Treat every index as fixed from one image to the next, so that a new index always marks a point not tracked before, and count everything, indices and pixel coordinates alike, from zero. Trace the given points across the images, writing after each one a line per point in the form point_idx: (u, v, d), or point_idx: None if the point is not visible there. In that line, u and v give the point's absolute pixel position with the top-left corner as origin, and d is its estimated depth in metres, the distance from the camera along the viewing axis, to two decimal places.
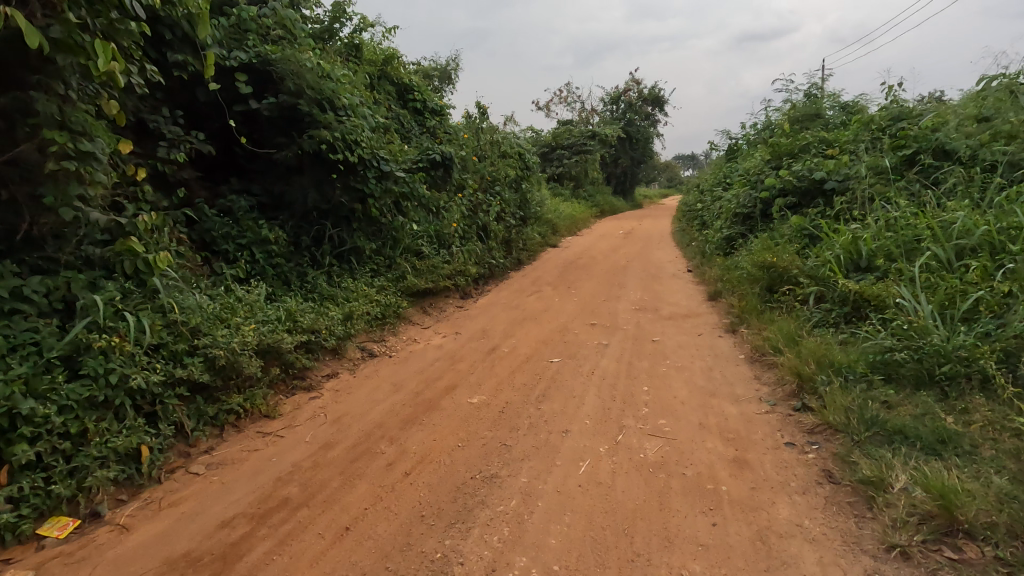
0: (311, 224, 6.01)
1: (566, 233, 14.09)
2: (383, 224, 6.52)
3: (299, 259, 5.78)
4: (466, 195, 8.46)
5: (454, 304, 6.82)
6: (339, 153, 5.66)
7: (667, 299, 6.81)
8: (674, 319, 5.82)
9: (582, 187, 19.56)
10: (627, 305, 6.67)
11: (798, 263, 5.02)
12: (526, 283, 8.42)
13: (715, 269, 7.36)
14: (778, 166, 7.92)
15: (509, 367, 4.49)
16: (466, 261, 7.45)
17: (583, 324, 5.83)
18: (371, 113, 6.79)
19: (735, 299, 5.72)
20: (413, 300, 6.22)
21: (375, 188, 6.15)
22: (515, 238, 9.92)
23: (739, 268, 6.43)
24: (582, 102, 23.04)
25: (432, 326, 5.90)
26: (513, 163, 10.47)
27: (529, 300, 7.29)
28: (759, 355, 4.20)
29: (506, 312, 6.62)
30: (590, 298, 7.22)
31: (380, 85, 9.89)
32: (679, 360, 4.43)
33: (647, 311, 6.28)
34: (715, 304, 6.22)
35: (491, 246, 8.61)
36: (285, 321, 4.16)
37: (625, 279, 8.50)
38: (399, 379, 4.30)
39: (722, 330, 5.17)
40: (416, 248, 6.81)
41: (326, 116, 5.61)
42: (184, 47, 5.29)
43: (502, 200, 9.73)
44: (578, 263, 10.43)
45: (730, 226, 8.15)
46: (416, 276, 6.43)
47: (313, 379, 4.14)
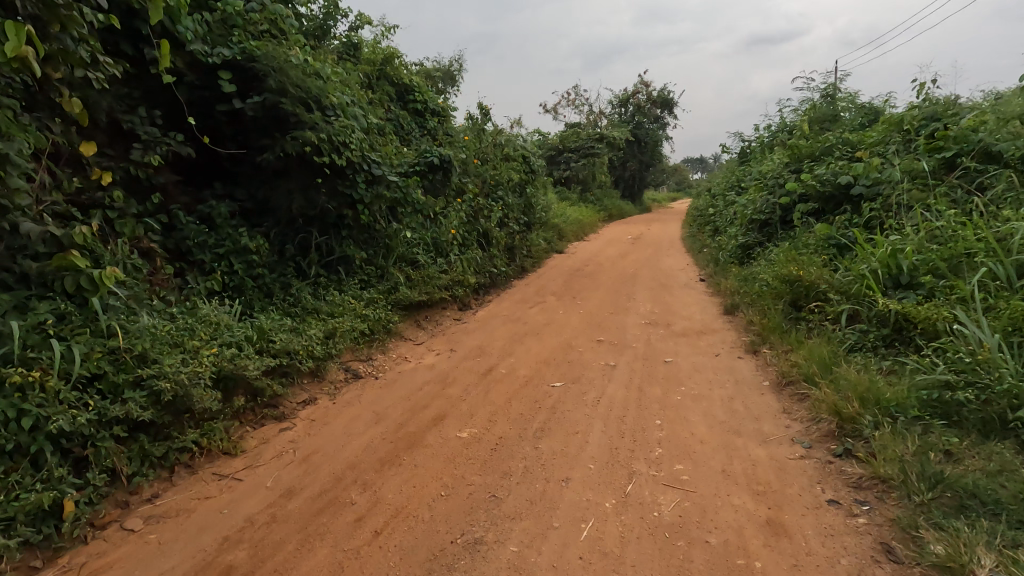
0: (297, 233, 5.61)
1: (572, 238, 13.65)
2: (375, 231, 6.12)
3: (283, 270, 5.38)
4: (467, 200, 8.05)
5: (451, 317, 6.40)
6: (326, 156, 5.26)
7: (680, 313, 6.35)
8: (687, 336, 5.36)
9: (590, 190, 19.13)
10: (637, 318, 6.21)
11: (826, 277, 4.55)
12: (529, 293, 7.98)
13: (732, 280, 6.89)
14: (798, 169, 7.44)
15: (506, 393, 4.05)
16: (465, 270, 7.04)
17: (590, 341, 5.37)
18: (365, 114, 6.40)
19: (755, 314, 5.25)
20: (406, 313, 5.80)
21: (366, 194, 5.75)
22: (519, 245, 9.49)
23: (758, 280, 5.96)
24: (590, 105, 22.63)
25: (426, 342, 5.48)
26: (517, 166, 10.06)
27: (532, 312, 6.86)
28: (786, 383, 3.73)
29: (507, 326, 6.19)
30: (596, 310, 6.77)
31: (379, 85, 9.51)
32: (696, 386, 3.97)
33: (658, 326, 5.81)
34: (733, 319, 5.75)
35: (493, 254, 8.19)
36: (256, 342, 3.76)
37: (635, 289, 8.05)
38: (382, 406, 3.87)
39: (741, 350, 4.70)
40: (411, 257, 6.40)
41: (313, 116, 5.22)
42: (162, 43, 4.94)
43: (505, 205, 9.31)
44: (585, 271, 9.98)
45: (746, 233, 7.67)
46: (410, 288, 6.02)
47: (287, 407, 3.72)
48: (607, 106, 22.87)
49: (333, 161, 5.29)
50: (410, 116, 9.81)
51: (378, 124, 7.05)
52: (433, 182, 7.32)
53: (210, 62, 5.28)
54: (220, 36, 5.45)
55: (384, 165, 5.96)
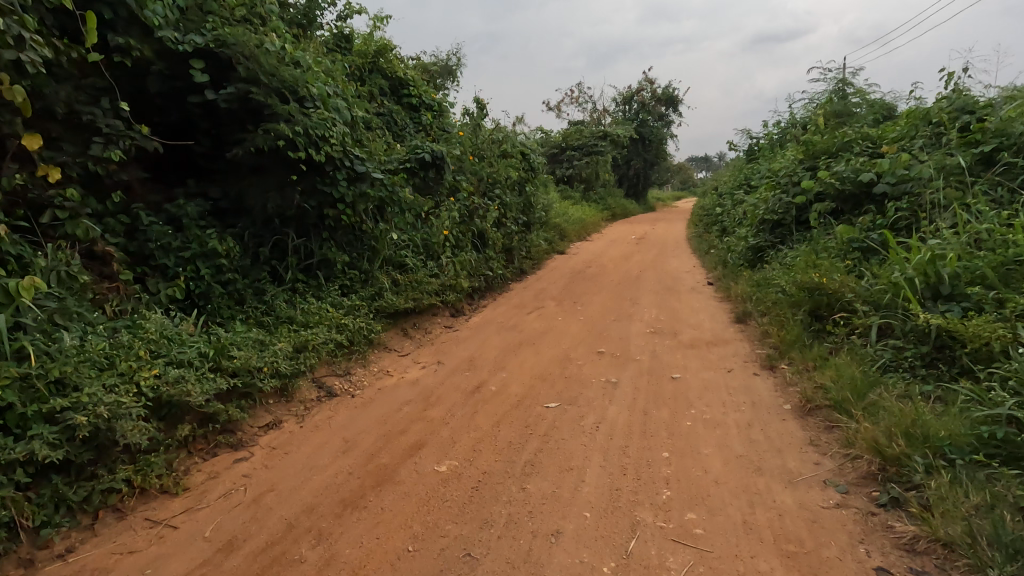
0: (274, 235, 5.19)
1: (574, 238, 13.20)
2: (360, 231, 5.71)
3: (258, 276, 4.96)
4: (461, 199, 7.60)
5: (442, 325, 5.96)
6: (301, 150, 4.83)
7: (688, 321, 5.89)
8: (697, 348, 4.90)
9: (593, 189, 18.67)
10: (642, 327, 5.75)
11: (852, 285, 4.10)
12: (527, 297, 7.55)
13: (743, 285, 6.43)
14: (813, 166, 6.97)
15: (495, 417, 3.60)
16: (457, 273, 6.60)
17: (591, 353, 4.93)
18: (350, 107, 5.96)
19: (772, 324, 4.79)
20: (391, 322, 5.38)
21: (349, 192, 5.31)
22: (518, 246, 9.05)
23: (774, 286, 5.49)
24: (593, 102, 22.16)
25: (411, 354, 5.05)
26: (516, 163, 9.61)
27: (529, 319, 6.42)
28: (811, 408, 3.29)
29: (501, 335, 5.76)
30: (598, 317, 6.32)
31: (371, 79, 9.07)
32: (709, 409, 3.52)
33: (665, 336, 5.36)
34: (746, 329, 5.29)
35: (489, 256, 7.75)
36: (212, 359, 3.34)
37: (639, 293, 7.60)
38: (354, 432, 3.44)
39: (756, 366, 4.24)
40: (399, 260, 5.97)
41: (288, 108, 4.79)
42: (129, 29, 4.55)
43: (503, 204, 8.86)
44: (587, 273, 9.53)
45: (757, 234, 7.20)
46: (396, 293, 5.59)
47: (246, 433, 3.31)
48: (610, 103, 22.38)
49: (311, 156, 4.86)
50: (404, 111, 9.38)
51: (364, 118, 6.61)
52: (422, 181, 7.03)
53: (181, 49, 4.84)
54: (192, 22, 5.00)
55: (369, 161, 5.53)
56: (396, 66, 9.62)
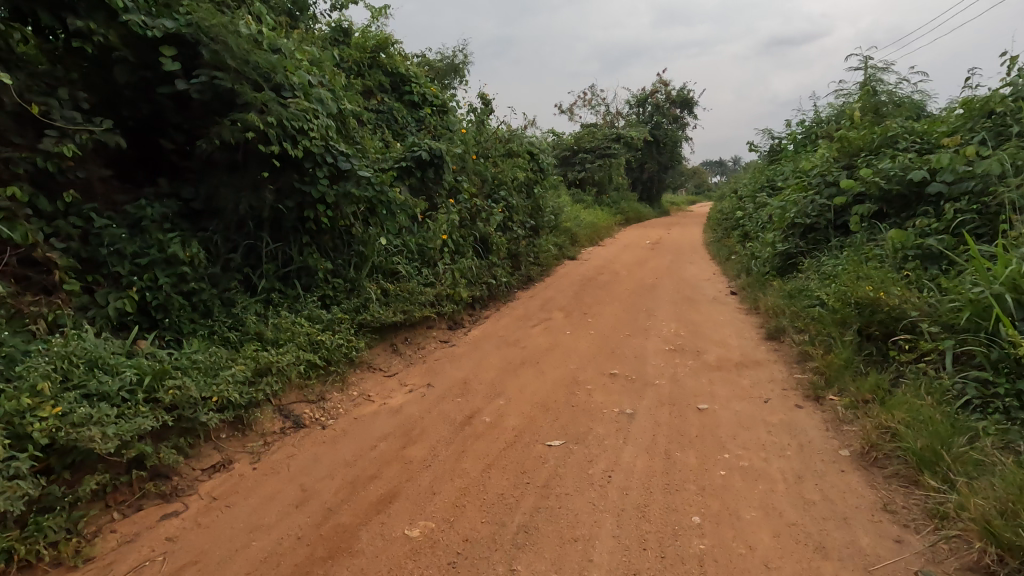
0: (247, 239, 4.64)
1: (586, 244, 12.59)
2: (346, 234, 5.17)
3: (227, 285, 4.42)
4: (462, 202, 7.04)
5: (436, 340, 5.38)
6: (273, 144, 4.29)
7: (712, 337, 5.24)
8: (725, 371, 4.26)
9: (606, 192, 18.04)
10: (661, 344, 5.11)
11: (914, 301, 3.47)
12: (533, 308, 6.95)
13: (773, 296, 5.78)
14: (850, 164, 6.31)
15: (486, 459, 3.01)
16: (455, 281, 6.03)
17: (603, 377, 4.30)
18: (338, 100, 5.43)
19: (815, 345, 4.13)
20: (378, 337, 4.81)
21: (334, 192, 4.77)
22: (524, 252, 8.46)
23: (811, 300, 4.84)
24: (606, 104, 21.58)
25: (398, 375, 4.48)
26: (524, 164, 9.03)
27: (534, 333, 5.82)
28: (877, 457, 2.67)
29: (502, 352, 5.17)
30: (611, 332, 5.69)
31: (370, 75, 8.56)
32: (747, 455, 2.88)
33: (689, 356, 4.71)
34: (779, 349, 4.64)
35: (493, 263, 7.17)
36: (147, 390, 2.80)
37: (656, 304, 6.97)
38: (314, 477, 2.86)
39: (797, 396, 3.60)
40: (391, 267, 5.42)
41: (259, 95, 4.25)
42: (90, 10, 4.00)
43: (509, 207, 8.28)
44: (598, 281, 8.90)
45: (786, 240, 6.52)
46: (384, 304, 5.02)
47: (184, 478, 2.77)
48: (624, 105, 21.74)
49: (288, 152, 4.32)
50: (405, 108, 8.84)
51: (356, 112, 6.08)
52: (420, 182, 6.49)
53: (150, 36, 4.15)
54: (166, 6, 4.32)
55: (356, 158, 5.00)
56: (397, 61, 9.12)
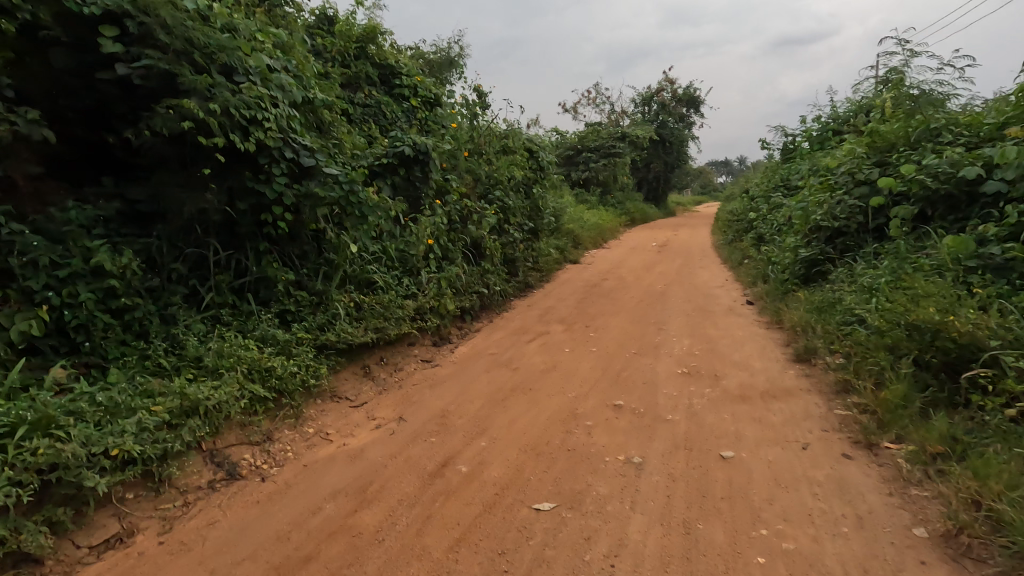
0: (194, 246, 4.01)
1: (590, 246, 11.95)
2: (312, 239, 4.59)
3: (168, 300, 3.79)
4: (451, 203, 6.38)
5: (416, 360, 4.75)
6: (218, 135, 3.66)
7: (731, 357, 4.58)
8: (751, 404, 3.60)
9: (611, 193, 17.39)
10: (673, 366, 4.45)
11: (994, 328, 2.84)
12: (529, 321, 6.32)
13: (798, 309, 5.13)
14: (883, 161, 5.65)
15: (455, 532, 2.38)
16: (441, 292, 5.41)
17: (608, 410, 3.65)
18: (305, 89, 4.79)
19: (859, 374, 3.46)
20: (346, 359, 4.18)
21: (296, 191, 4.14)
22: (521, 257, 7.82)
23: (848, 317, 4.17)
24: (611, 102, 20.93)
25: (367, 406, 3.85)
26: (522, 162, 8.37)
27: (529, 350, 5.18)
28: (971, 545, 2.03)
29: (491, 374, 4.53)
30: (616, 350, 5.04)
31: (356, 67, 7.94)
32: (791, 532, 2.23)
33: (708, 383, 4.05)
34: (812, 376, 3.97)
35: (485, 270, 6.55)
36: (15, 446, 2.22)
37: (665, 315, 6.30)
38: (232, 559, 2.26)
39: (844, 441, 2.94)
40: (366, 277, 4.81)
41: (199, 78, 3.60)
42: None
43: (504, 209, 7.64)
44: (602, 287, 8.26)
45: (810, 245, 5.85)
46: (356, 320, 4.39)
47: (62, 561, 2.19)
48: (629, 103, 21.05)
49: (236, 145, 3.70)
50: (395, 102, 8.21)
51: (329, 103, 5.45)
52: (402, 181, 5.89)
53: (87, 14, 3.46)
54: None
55: (324, 153, 4.38)
56: (386, 52, 8.50)
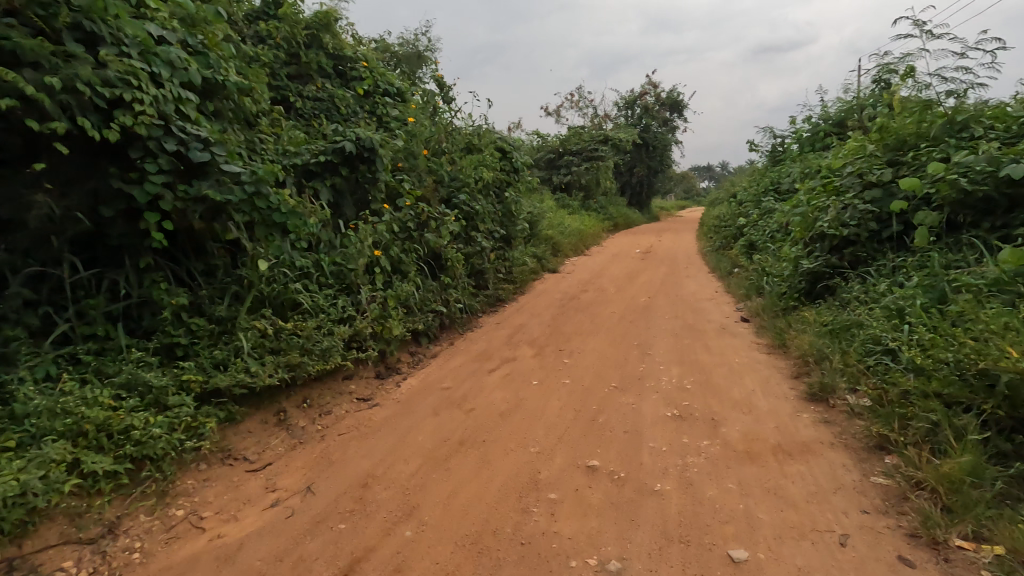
0: (49, 264, 3.09)
1: (570, 253, 11.19)
2: (215, 253, 3.71)
3: (8, 336, 2.88)
4: (406, 207, 5.53)
5: (350, 398, 3.93)
6: (59, 120, 2.77)
7: (729, 394, 3.80)
8: (763, 466, 2.81)
9: (593, 197, 16.69)
10: (661, 408, 3.65)
11: None
12: (496, 343, 5.51)
13: (804, 332, 4.39)
14: (896, 159, 4.95)
15: None
16: (387, 313, 4.58)
17: (579, 476, 2.83)
18: (213, 70, 3.91)
19: (904, 428, 2.68)
20: (252, 405, 3.32)
21: (183, 192, 3.25)
22: (490, 268, 7.01)
23: (874, 347, 3.44)
24: (593, 105, 20.28)
25: (270, 469, 2.99)
26: (492, 162, 7.56)
27: (490, 383, 4.34)
28: None
29: (438, 418, 3.68)
30: (594, 383, 4.23)
31: (306, 57, 7.04)
32: None
33: (705, 432, 3.25)
34: (833, 423, 3.20)
35: (445, 285, 5.73)
36: None
37: (651, 336, 5.52)
38: None
39: (897, 535, 2.17)
40: (289, 298, 3.95)
41: (36, 42, 2.71)
42: None
43: (470, 214, 6.82)
44: (581, 301, 7.48)
45: (813, 256, 5.11)
46: (271, 353, 3.52)
47: None
48: (612, 105, 20.38)
49: (87, 132, 2.81)
50: (352, 95, 7.31)
51: (252, 91, 4.58)
52: (344, 181, 5.04)
53: None
54: None
55: (226, 146, 3.50)
56: (342, 42, 7.63)
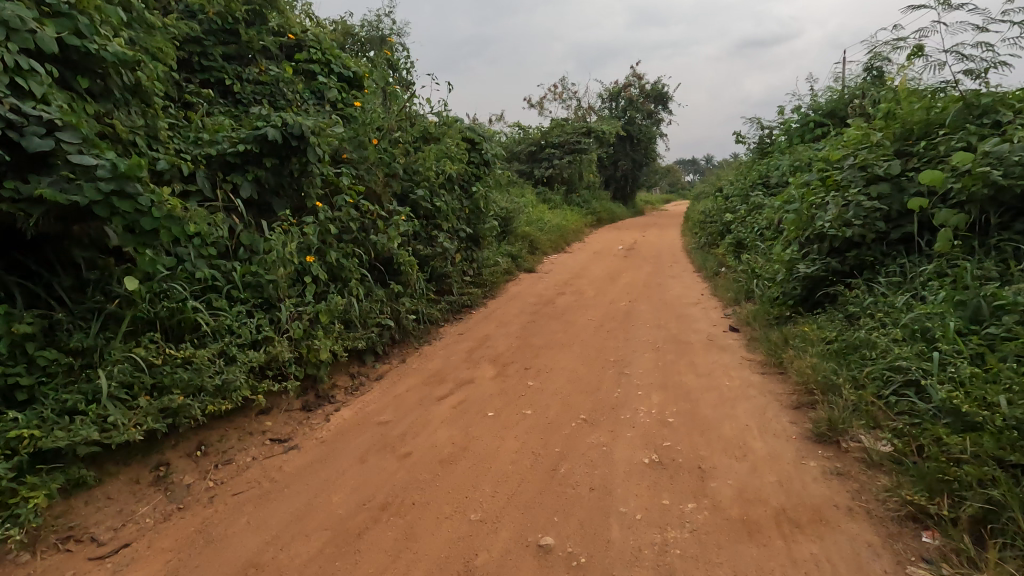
0: None
1: (549, 251, 10.51)
2: (82, 264, 2.95)
3: None
4: (346, 205, 4.74)
5: (261, 441, 3.23)
6: None
7: (719, 431, 3.16)
8: (765, 546, 2.17)
9: (575, 191, 16.02)
10: (637, 451, 2.99)
11: None
12: (453, 361, 4.83)
13: (803, 350, 3.77)
14: (904, 147, 4.33)
15: None
16: (315, 332, 3.87)
17: (526, 564, 2.17)
18: (82, 38, 3.17)
19: (952, 504, 2.06)
20: (115, 462, 2.61)
21: (11, 190, 2.52)
22: (454, 271, 6.32)
23: (895, 377, 2.83)
24: (576, 97, 19.61)
25: (123, 555, 2.31)
26: (457, 154, 6.83)
27: (437, 415, 3.65)
28: None
29: (364, 466, 2.99)
30: (560, 415, 3.56)
31: (246, 34, 6.13)
32: None
33: (691, 489, 2.60)
34: (849, 476, 2.56)
35: (396, 293, 5.03)
36: None
37: (630, 350, 4.87)
38: None
39: None
40: (185, 319, 3.22)
41: None
42: None
43: (430, 213, 6.11)
44: (556, 305, 6.82)
45: (809, 259, 4.49)
46: (149, 394, 2.81)
47: None
48: (596, 97, 19.72)
49: None
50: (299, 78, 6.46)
51: (146, 66, 3.78)
52: (270, 172, 4.29)
53: None
54: None
55: (84, 131, 2.77)
56: (291, 19, 6.77)
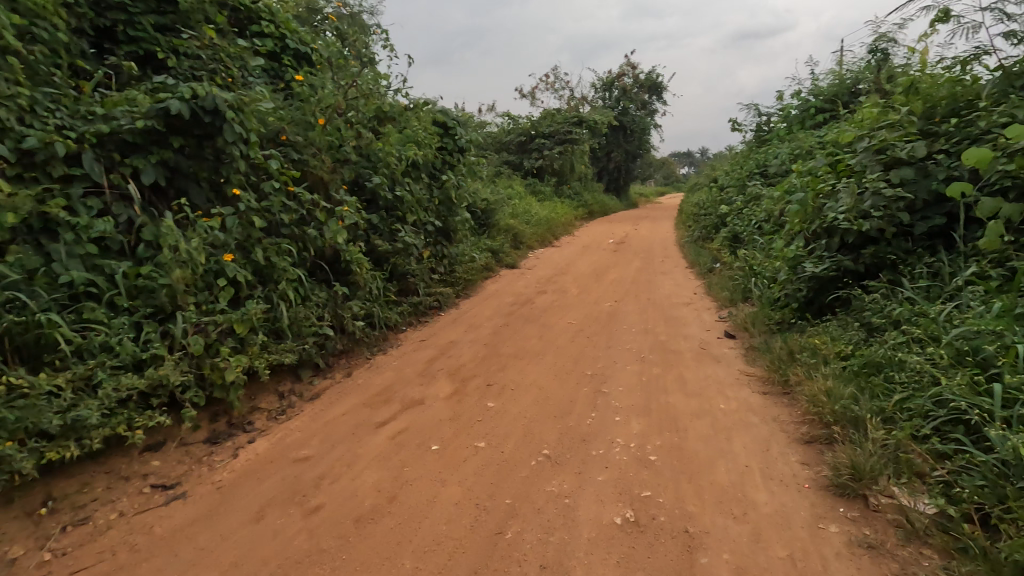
0: None
1: (535, 246, 9.82)
2: None
3: None
4: (278, 193, 4.04)
5: (137, 488, 2.58)
6: None
7: (711, 475, 2.52)
8: None
9: (566, 183, 15.31)
10: (605, 505, 2.35)
11: None
12: (406, 374, 4.17)
13: (814, 368, 3.14)
14: (929, 125, 3.66)
15: None
16: (224, 346, 3.19)
17: None
18: None
19: None
20: None
21: None
22: (419, 269, 5.64)
23: (938, 414, 2.20)
24: (568, 86, 18.80)
25: None
26: (426, 139, 6.11)
27: (369, 449, 2.99)
28: None
29: (260, 527, 2.34)
30: (518, 449, 2.91)
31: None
32: None
33: (672, 569, 1.95)
34: (883, 553, 1.92)
35: (342, 296, 4.36)
36: None
37: (611, 361, 4.21)
38: None
39: None
40: (40, 335, 2.54)
41: None
42: None
43: (389, 203, 5.41)
44: (535, 306, 6.16)
45: (816, 256, 3.84)
46: None
47: None
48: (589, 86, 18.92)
49: None
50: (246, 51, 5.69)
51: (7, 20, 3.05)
52: (180, 154, 3.61)
53: None
54: None
55: None
56: None
